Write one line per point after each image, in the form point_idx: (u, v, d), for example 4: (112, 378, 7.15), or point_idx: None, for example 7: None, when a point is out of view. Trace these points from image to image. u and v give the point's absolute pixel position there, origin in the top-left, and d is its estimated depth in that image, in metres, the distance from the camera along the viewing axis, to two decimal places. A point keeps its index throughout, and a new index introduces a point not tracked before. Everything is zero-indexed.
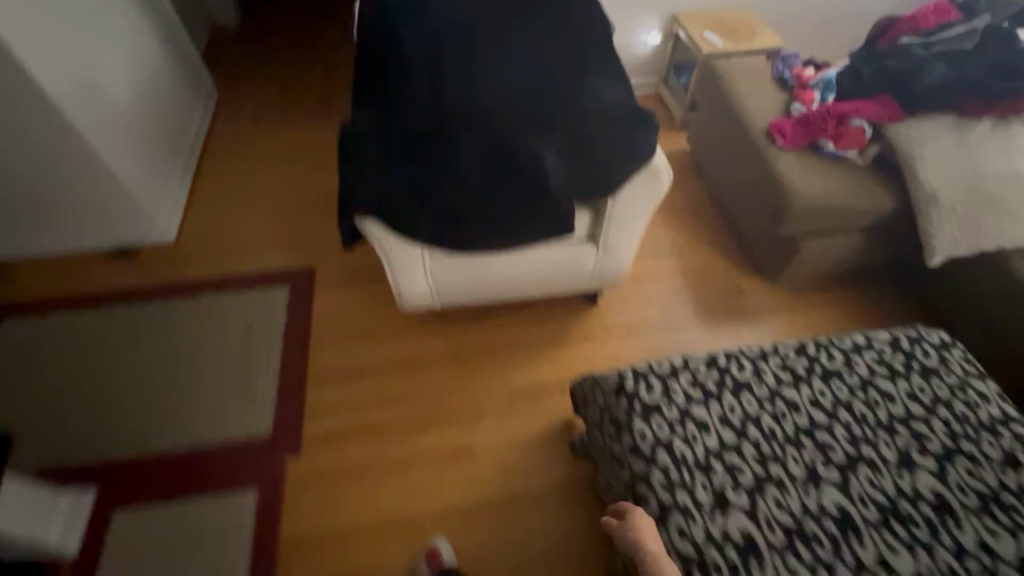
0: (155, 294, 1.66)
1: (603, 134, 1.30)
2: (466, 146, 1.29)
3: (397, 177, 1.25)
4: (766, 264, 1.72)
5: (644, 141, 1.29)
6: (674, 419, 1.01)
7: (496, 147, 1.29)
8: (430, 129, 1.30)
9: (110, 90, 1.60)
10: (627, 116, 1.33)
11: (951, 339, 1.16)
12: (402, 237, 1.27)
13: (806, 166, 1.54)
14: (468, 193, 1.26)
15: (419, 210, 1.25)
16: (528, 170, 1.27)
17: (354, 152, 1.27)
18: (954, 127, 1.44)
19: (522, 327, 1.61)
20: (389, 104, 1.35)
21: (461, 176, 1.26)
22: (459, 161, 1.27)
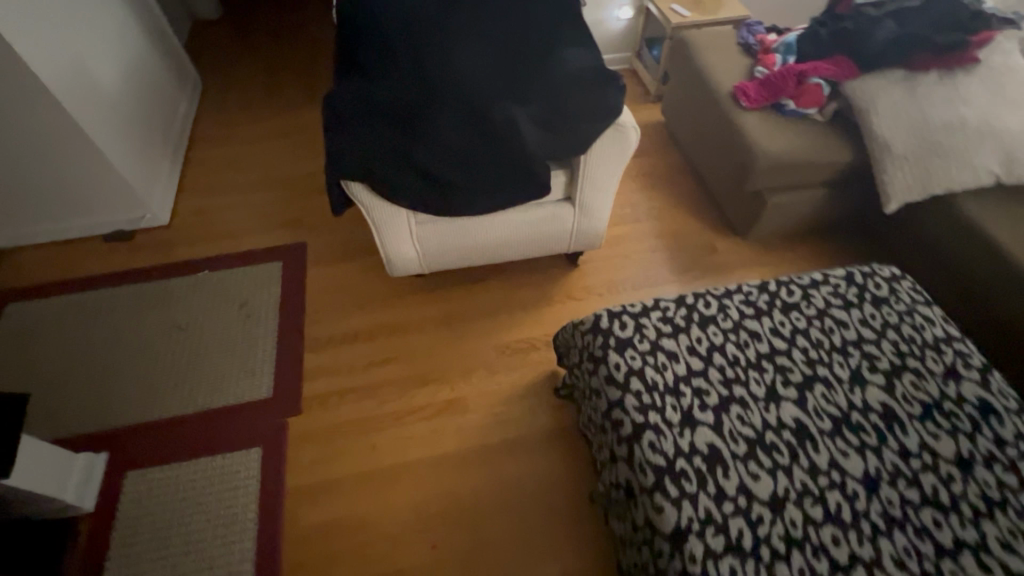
0: (152, 274, 1.72)
1: (574, 97, 1.37)
2: (443, 113, 1.35)
3: (377, 144, 1.30)
4: (736, 222, 1.81)
5: (612, 102, 1.37)
6: (646, 350, 1.10)
7: (472, 113, 1.36)
8: (409, 99, 1.37)
9: (100, 76, 1.65)
10: (596, 80, 1.40)
11: (901, 272, 1.26)
12: (388, 201, 1.34)
13: (770, 124, 1.63)
14: (447, 156, 1.32)
15: (399, 173, 1.30)
16: (502, 132, 1.33)
17: (337, 123, 1.34)
18: (905, 80, 1.52)
19: (507, 289, 1.69)
20: (369, 77, 1.42)
21: (440, 140, 1.32)
22: (437, 127, 1.33)
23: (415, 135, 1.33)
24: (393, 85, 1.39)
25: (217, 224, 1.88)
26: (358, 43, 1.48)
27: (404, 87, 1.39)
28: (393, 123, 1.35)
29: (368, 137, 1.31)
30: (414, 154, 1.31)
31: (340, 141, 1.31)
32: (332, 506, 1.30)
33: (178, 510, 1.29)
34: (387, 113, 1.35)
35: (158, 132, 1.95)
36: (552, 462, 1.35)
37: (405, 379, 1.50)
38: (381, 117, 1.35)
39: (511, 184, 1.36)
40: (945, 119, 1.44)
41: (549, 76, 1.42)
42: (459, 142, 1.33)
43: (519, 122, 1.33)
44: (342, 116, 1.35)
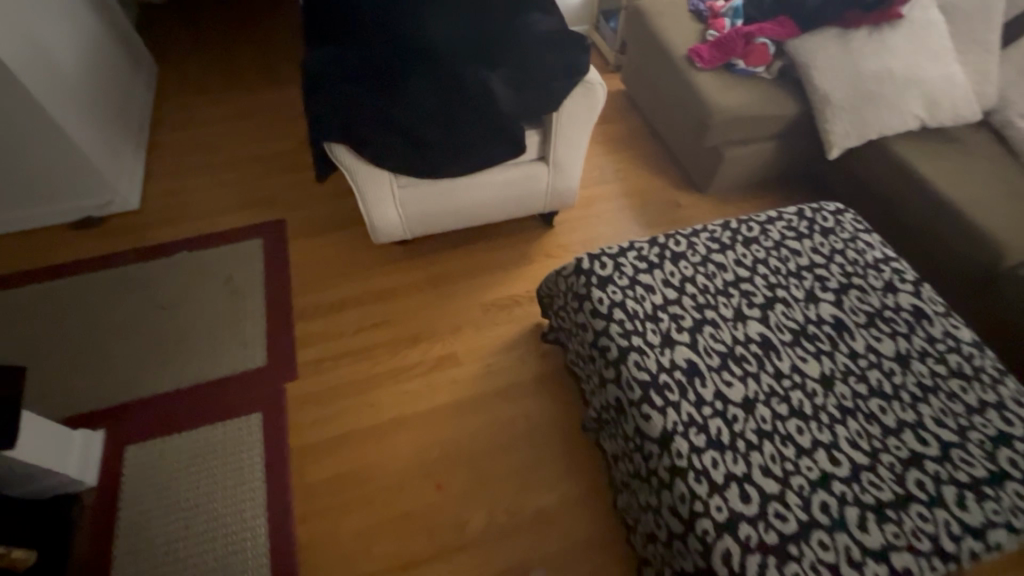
0: (129, 258, 1.70)
1: (542, 59, 1.45)
2: (420, 78, 1.41)
3: (357, 107, 1.34)
4: (696, 178, 1.94)
5: (579, 61, 1.44)
6: (625, 284, 1.20)
7: (446, 76, 1.42)
8: (385, 66, 1.42)
9: (57, 56, 1.60)
10: (561, 41, 1.48)
11: (845, 206, 1.40)
12: (371, 163, 1.38)
13: (723, 83, 1.75)
14: (427, 120, 1.39)
15: (382, 136, 1.35)
16: (478, 95, 1.41)
17: (315, 88, 1.36)
18: (840, 35, 1.66)
19: (488, 251, 1.76)
20: (342, 44, 1.45)
21: (419, 104, 1.39)
22: (415, 92, 1.40)
23: (395, 99, 1.38)
24: (368, 52, 1.44)
25: (191, 206, 1.87)
26: (329, 14, 1.52)
27: (379, 54, 1.43)
28: (370, 88, 1.38)
29: (347, 101, 1.34)
30: (396, 118, 1.36)
31: (319, 106, 1.33)
32: (337, 460, 1.36)
33: (183, 478, 1.31)
34: (364, 78, 1.39)
35: (120, 115, 1.91)
36: (543, 403, 1.45)
37: (396, 340, 1.56)
38: (358, 82, 1.38)
39: (489, 143, 1.43)
40: (876, 70, 1.60)
41: (517, 39, 1.49)
42: (437, 106, 1.40)
43: (493, 86, 1.42)
44: (318, 81, 1.37)
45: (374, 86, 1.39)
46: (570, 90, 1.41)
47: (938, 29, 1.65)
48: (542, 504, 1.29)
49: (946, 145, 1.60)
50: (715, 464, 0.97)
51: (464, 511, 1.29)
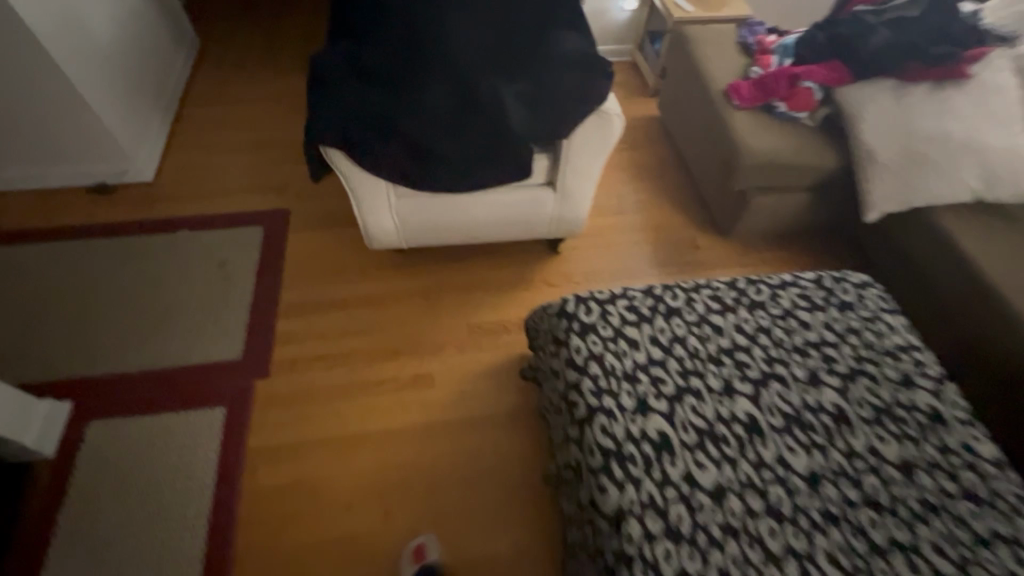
0: (133, 230, 1.72)
1: (559, 81, 1.37)
2: (432, 85, 1.34)
3: (360, 114, 1.29)
4: (718, 221, 1.81)
5: (599, 88, 1.35)
6: (608, 336, 1.11)
7: (460, 86, 1.34)
8: (398, 66, 1.34)
9: (89, 21, 1.62)
10: (585, 65, 1.40)
11: (871, 280, 1.26)
12: (369, 169, 1.32)
13: (760, 125, 1.63)
14: (430, 130, 1.32)
15: (381, 145, 1.31)
16: (490, 109, 1.32)
17: (322, 89, 1.33)
18: (896, 89, 1.51)
19: (487, 269, 1.69)
20: (357, 42, 1.39)
21: (428, 115, 1.32)
22: (424, 99, 1.33)
23: (403, 106, 1.32)
24: (384, 46, 1.36)
25: (203, 185, 1.88)
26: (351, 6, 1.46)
27: (393, 51, 1.36)
28: (378, 92, 1.33)
29: (351, 106, 1.30)
30: (400, 126, 1.30)
31: (323, 108, 1.30)
32: (291, 468, 1.32)
33: (138, 463, 1.30)
34: (374, 81, 1.34)
35: (149, 86, 1.93)
36: (513, 441, 1.37)
37: (375, 350, 1.52)
38: (368, 85, 1.33)
39: (494, 160, 1.37)
40: (931, 133, 1.44)
41: (538, 56, 1.42)
42: (445, 116, 1.33)
43: (509, 101, 1.35)
44: (326, 82, 1.33)
45: (383, 91, 1.33)
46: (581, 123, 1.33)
47: (1011, 94, 1.48)
48: (491, 549, 1.22)
49: (1002, 224, 1.43)
50: (667, 556, 0.87)
51: (408, 544, 1.22)
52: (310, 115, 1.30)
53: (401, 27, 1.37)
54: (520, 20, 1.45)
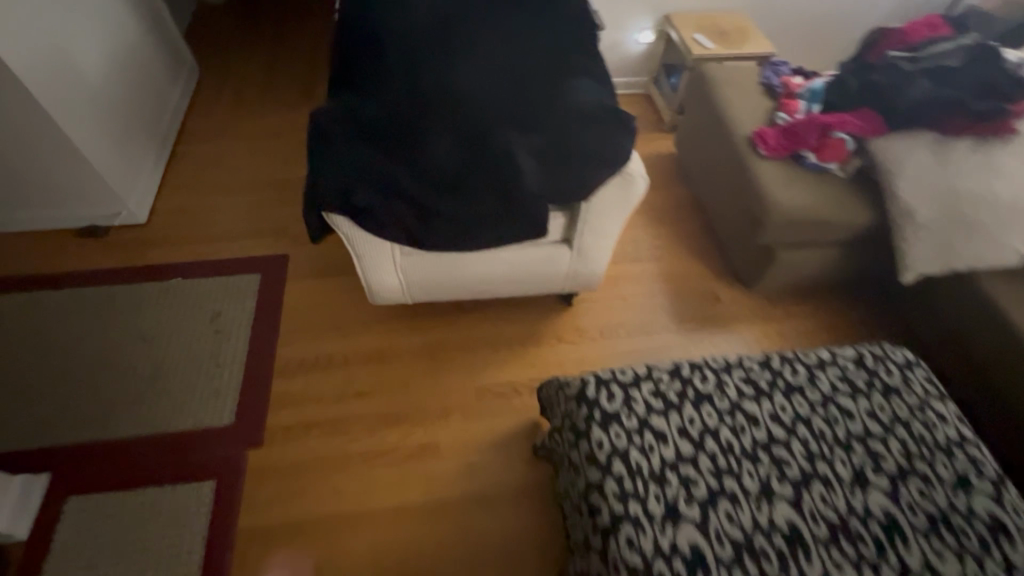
0: (124, 277, 1.63)
1: (579, 133, 1.27)
2: (443, 142, 1.25)
3: (366, 175, 1.20)
4: (740, 272, 1.71)
5: (620, 145, 1.26)
6: (632, 428, 1.01)
7: (474, 144, 1.26)
8: (407, 124, 1.26)
9: (74, 60, 1.53)
10: (607, 117, 1.30)
11: (916, 358, 1.17)
12: (372, 232, 1.23)
13: (788, 177, 1.54)
14: (442, 193, 1.24)
15: (390, 208, 1.21)
16: (506, 168, 1.23)
17: (323, 145, 1.23)
18: (935, 144, 1.44)
19: (496, 324, 1.59)
20: (363, 94, 1.30)
21: (441, 174, 1.24)
22: (435, 156, 1.24)
23: (413, 166, 1.23)
24: (393, 100, 1.28)
25: (200, 227, 1.79)
26: (356, 53, 1.37)
27: (401, 105, 1.27)
28: (385, 150, 1.24)
29: (356, 166, 1.20)
30: (410, 188, 1.22)
31: (324, 167, 1.19)
32: (283, 552, 1.22)
33: (117, 546, 1.20)
34: (380, 137, 1.24)
35: (144, 123, 1.84)
36: (524, 522, 1.27)
37: (377, 415, 1.42)
38: (374, 141, 1.24)
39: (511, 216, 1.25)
40: (974, 192, 1.37)
41: (555, 104, 1.32)
42: (459, 174, 1.25)
43: (527, 158, 1.26)
44: (328, 138, 1.23)
45: (391, 147, 1.24)
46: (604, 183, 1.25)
47: None
48: None
49: None
50: None
51: None
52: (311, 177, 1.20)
53: (409, 84, 1.30)
54: (536, 69, 1.36)
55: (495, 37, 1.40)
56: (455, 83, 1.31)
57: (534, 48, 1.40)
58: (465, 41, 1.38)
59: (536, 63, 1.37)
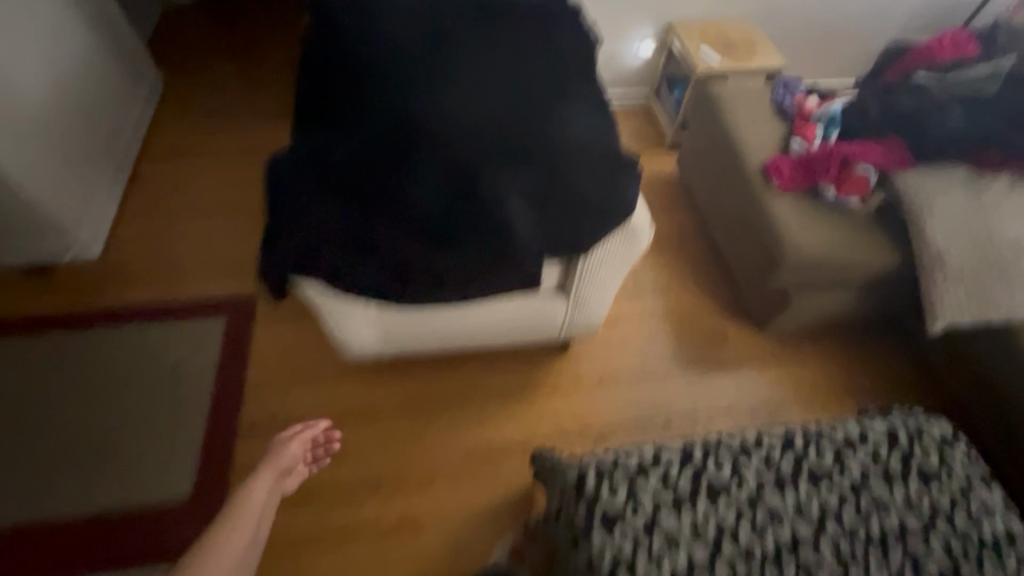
0: (75, 325, 1.49)
1: (576, 178, 1.13)
2: (423, 187, 1.08)
3: (333, 231, 1.06)
4: (750, 310, 1.58)
5: (625, 197, 1.14)
6: (639, 531, 0.88)
7: (458, 188, 1.09)
8: (380, 165, 1.08)
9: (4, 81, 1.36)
10: (607, 159, 1.16)
11: (955, 433, 1.04)
12: (344, 293, 1.11)
13: (804, 215, 1.40)
14: (421, 248, 1.09)
15: (361, 269, 1.09)
16: (493, 221, 1.09)
17: (281, 193, 1.06)
18: (967, 182, 1.32)
19: (485, 373, 1.46)
20: (329, 129, 1.13)
21: (419, 227, 1.08)
22: (412, 205, 1.07)
23: (387, 217, 1.07)
24: (365, 136, 1.11)
25: (160, 262, 1.63)
26: (322, 76, 1.19)
27: (373, 142, 1.09)
28: (354, 199, 1.07)
29: (320, 221, 1.05)
30: (383, 246, 1.08)
31: (285, 224, 1.05)
32: None
33: None
34: (348, 182, 1.07)
35: (97, 146, 1.67)
36: None
37: (353, 483, 1.28)
38: (342, 188, 1.07)
39: (496, 274, 1.14)
40: (1009, 236, 1.27)
41: (553, 138, 1.13)
42: (441, 226, 1.09)
43: (518, 206, 1.10)
44: (287, 186, 1.07)
45: (361, 196, 1.07)
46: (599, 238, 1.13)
47: None
48: None
49: None
50: None
51: None
52: (270, 234, 1.05)
53: (382, 114, 1.11)
54: (531, 93, 1.17)
55: (485, 49, 1.18)
56: (437, 110, 1.11)
57: (530, 64, 1.20)
58: (449, 53, 1.16)
59: (532, 84, 1.18)
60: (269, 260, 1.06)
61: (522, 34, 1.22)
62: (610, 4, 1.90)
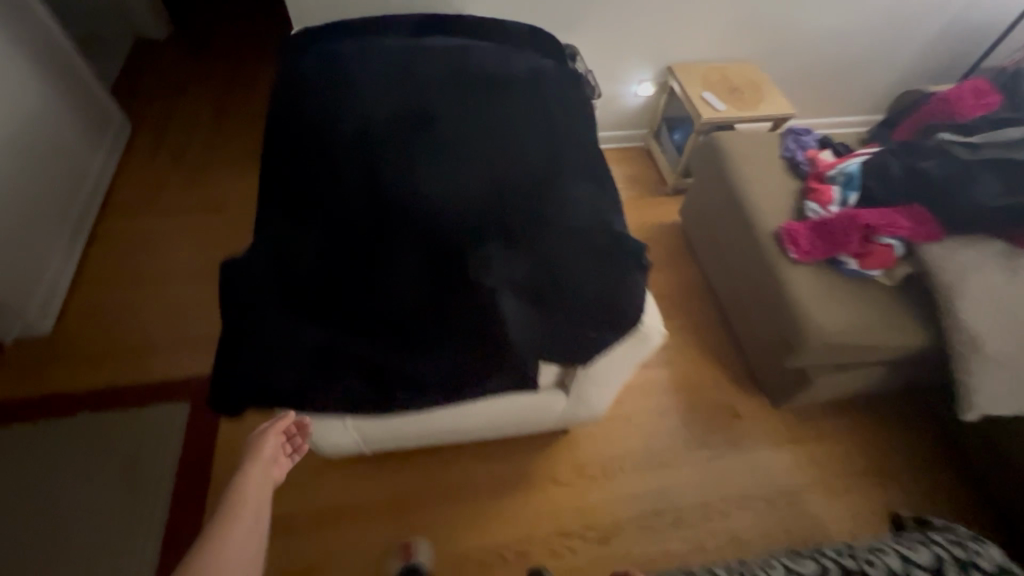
0: (20, 415, 1.35)
1: (573, 273, 0.99)
2: (399, 288, 0.96)
3: (296, 346, 0.93)
4: (764, 383, 1.46)
5: (630, 291, 1.00)
6: None
7: (438, 290, 0.96)
8: (348, 266, 0.96)
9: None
10: (609, 248, 1.02)
11: (1007, 562, 0.92)
12: (314, 410, 0.96)
13: (822, 288, 1.29)
14: (397, 356, 0.96)
15: (329, 385, 0.94)
16: (479, 326, 0.96)
17: (238, 303, 0.94)
18: (1002, 257, 1.22)
19: (474, 465, 1.32)
20: (295, 222, 1.01)
21: (395, 335, 0.96)
22: (387, 309, 0.95)
23: (359, 325, 0.95)
24: (334, 229, 0.98)
25: (116, 337, 1.48)
26: (287, 159, 1.06)
27: (343, 237, 0.97)
28: (320, 305, 0.95)
29: (282, 336, 0.92)
30: (354, 357, 0.94)
31: (242, 340, 0.92)
32: None
33: None
34: (314, 285, 0.95)
35: (48, 208, 1.52)
36: None
37: None
38: (308, 293, 0.95)
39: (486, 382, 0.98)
40: None
41: (544, 227, 1.01)
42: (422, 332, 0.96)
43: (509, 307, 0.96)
44: (245, 293, 0.95)
45: (329, 301, 0.95)
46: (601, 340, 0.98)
47: None
48: None
49: None
50: None
51: None
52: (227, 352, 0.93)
53: (352, 208, 0.99)
54: (522, 174, 1.04)
55: (469, 127, 1.07)
56: (414, 200, 0.99)
57: (520, 140, 1.07)
58: (430, 131, 1.05)
59: (522, 165, 1.05)
60: (224, 383, 0.92)
61: (511, 105, 1.10)
62: (607, 46, 1.79)
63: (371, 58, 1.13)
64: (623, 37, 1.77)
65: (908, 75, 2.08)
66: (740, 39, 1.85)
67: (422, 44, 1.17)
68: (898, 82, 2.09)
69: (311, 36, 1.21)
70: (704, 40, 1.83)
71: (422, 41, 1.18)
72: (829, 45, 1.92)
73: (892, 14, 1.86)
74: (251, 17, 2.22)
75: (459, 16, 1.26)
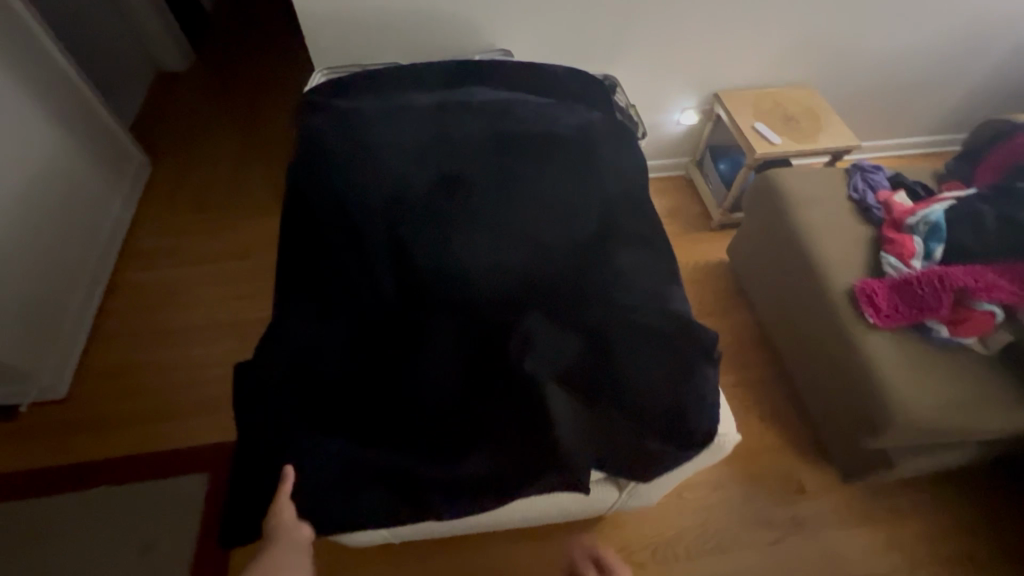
0: (36, 487, 1.28)
1: (629, 363, 0.86)
2: (430, 380, 0.86)
3: (314, 450, 0.81)
4: (833, 455, 1.31)
5: (701, 389, 0.87)
6: None
7: (473, 382, 0.86)
8: (377, 356, 0.89)
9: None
10: (669, 334, 0.89)
11: None
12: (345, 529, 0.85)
13: (908, 358, 1.13)
14: (428, 461, 0.83)
15: (350, 502, 0.81)
16: (522, 425, 0.84)
17: (252, 397, 0.85)
18: None
19: (513, 550, 1.22)
20: (317, 303, 0.93)
21: (426, 434, 0.84)
22: (418, 405, 0.85)
23: (385, 423, 0.84)
24: (363, 316, 0.91)
25: (135, 399, 1.41)
26: (306, 228, 0.97)
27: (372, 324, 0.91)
28: (344, 399, 0.85)
29: (299, 437, 0.82)
30: (380, 465, 0.82)
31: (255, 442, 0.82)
32: None
33: None
34: (338, 377, 0.87)
35: (64, 261, 1.46)
36: None
37: None
38: (330, 386, 0.86)
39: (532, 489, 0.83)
40: None
41: (592, 310, 0.91)
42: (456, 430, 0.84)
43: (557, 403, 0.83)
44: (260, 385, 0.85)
45: (354, 395, 0.86)
46: (666, 447, 0.85)
47: None
48: None
49: None
50: None
51: None
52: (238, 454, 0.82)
53: (381, 291, 0.92)
54: (565, 250, 0.96)
55: (507, 193, 0.97)
56: (447, 282, 0.91)
57: (563, 210, 0.97)
58: (466, 200, 0.96)
59: (564, 239, 0.96)
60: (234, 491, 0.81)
61: (553, 167, 1.00)
62: (649, 73, 1.65)
63: (400, 116, 1.02)
64: (667, 65, 1.63)
65: (979, 95, 1.89)
66: (795, 61, 1.69)
67: (454, 97, 1.07)
68: (968, 101, 1.90)
69: (333, 89, 1.12)
70: (755, 64, 1.67)
71: (455, 93, 1.07)
72: (893, 65, 1.74)
73: (966, 31, 1.68)
74: (271, 49, 2.18)
75: (494, 62, 1.15)
